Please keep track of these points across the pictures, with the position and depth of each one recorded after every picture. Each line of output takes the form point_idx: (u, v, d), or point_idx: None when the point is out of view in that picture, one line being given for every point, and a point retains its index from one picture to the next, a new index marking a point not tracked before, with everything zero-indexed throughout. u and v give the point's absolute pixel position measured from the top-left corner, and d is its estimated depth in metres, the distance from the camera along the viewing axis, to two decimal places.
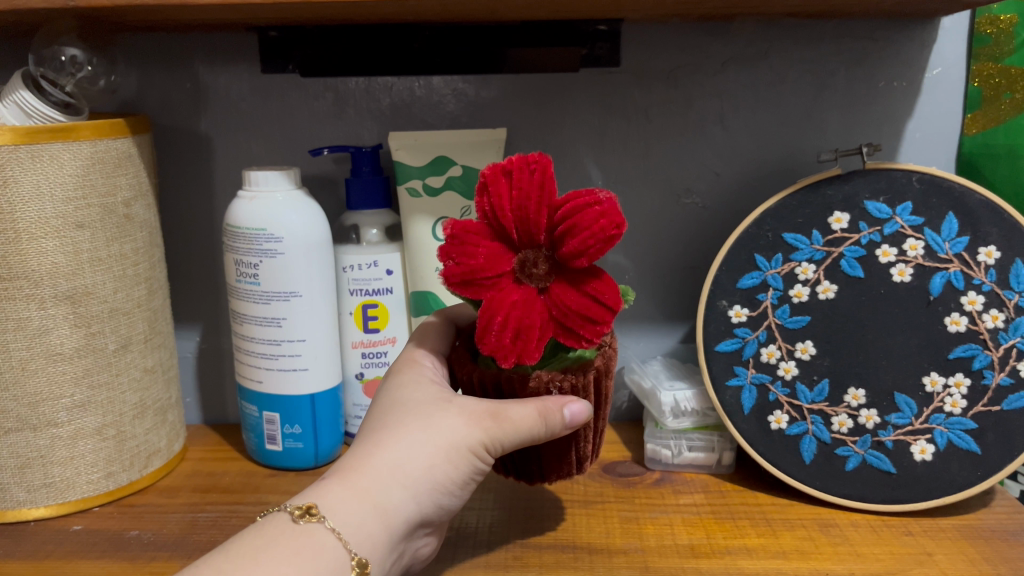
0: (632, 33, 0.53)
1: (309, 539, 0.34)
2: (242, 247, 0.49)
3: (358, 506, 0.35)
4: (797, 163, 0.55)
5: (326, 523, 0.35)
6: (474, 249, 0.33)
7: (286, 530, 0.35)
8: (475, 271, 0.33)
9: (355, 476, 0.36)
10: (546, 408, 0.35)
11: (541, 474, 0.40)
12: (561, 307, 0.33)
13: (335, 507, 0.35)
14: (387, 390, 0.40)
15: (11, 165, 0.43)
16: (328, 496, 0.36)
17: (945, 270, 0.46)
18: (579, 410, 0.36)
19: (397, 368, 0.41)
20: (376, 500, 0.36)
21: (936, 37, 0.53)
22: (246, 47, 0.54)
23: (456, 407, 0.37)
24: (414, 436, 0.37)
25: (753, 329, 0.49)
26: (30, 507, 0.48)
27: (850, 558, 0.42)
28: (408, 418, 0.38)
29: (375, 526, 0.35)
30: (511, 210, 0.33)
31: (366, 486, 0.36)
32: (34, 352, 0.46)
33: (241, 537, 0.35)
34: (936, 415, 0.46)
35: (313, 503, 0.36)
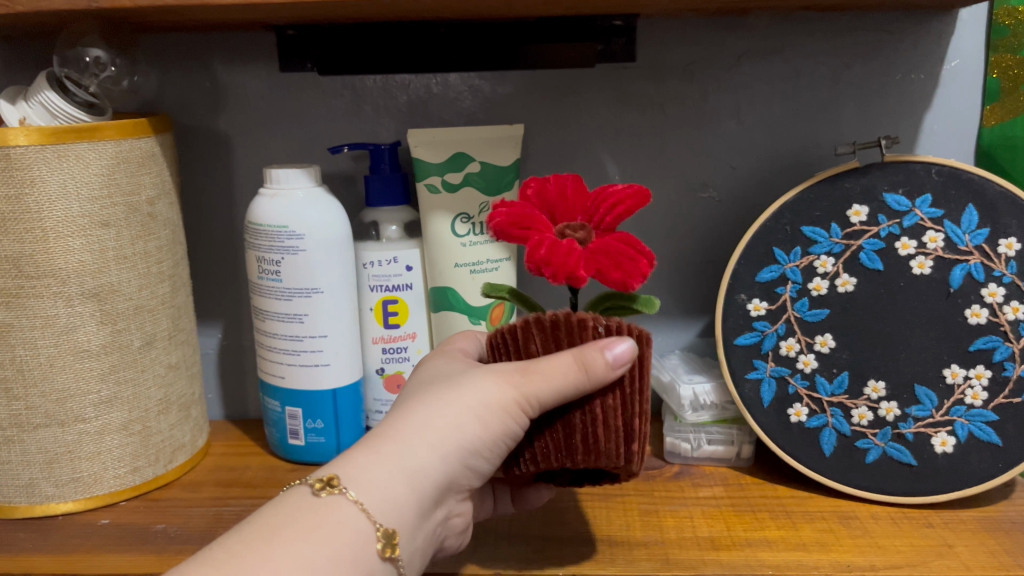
0: (647, 28, 0.53)
1: (332, 512, 0.34)
2: (263, 244, 0.50)
3: (381, 472, 0.35)
4: (814, 156, 0.55)
5: (348, 493, 0.34)
6: (523, 205, 0.34)
7: (307, 504, 0.34)
8: (522, 215, 0.33)
9: (379, 442, 0.36)
10: (584, 353, 0.34)
11: (583, 446, 0.36)
12: (605, 244, 0.32)
13: (357, 474, 0.35)
14: (422, 370, 0.41)
15: (38, 165, 0.44)
16: (350, 464, 0.36)
17: (965, 262, 0.46)
18: (625, 352, 0.34)
19: (435, 355, 0.42)
20: (400, 462, 0.36)
21: (953, 29, 0.52)
22: (263, 46, 0.55)
23: (485, 372, 0.37)
24: (440, 400, 0.37)
25: (772, 322, 0.49)
26: (58, 502, 0.49)
27: (871, 550, 0.43)
28: (439, 385, 0.38)
29: (397, 488, 0.35)
30: (553, 189, 0.35)
31: (390, 450, 0.36)
32: (61, 349, 0.46)
33: (259, 514, 0.34)
34: (957, 407, 0.46)
35: (335, 474, 0.35)
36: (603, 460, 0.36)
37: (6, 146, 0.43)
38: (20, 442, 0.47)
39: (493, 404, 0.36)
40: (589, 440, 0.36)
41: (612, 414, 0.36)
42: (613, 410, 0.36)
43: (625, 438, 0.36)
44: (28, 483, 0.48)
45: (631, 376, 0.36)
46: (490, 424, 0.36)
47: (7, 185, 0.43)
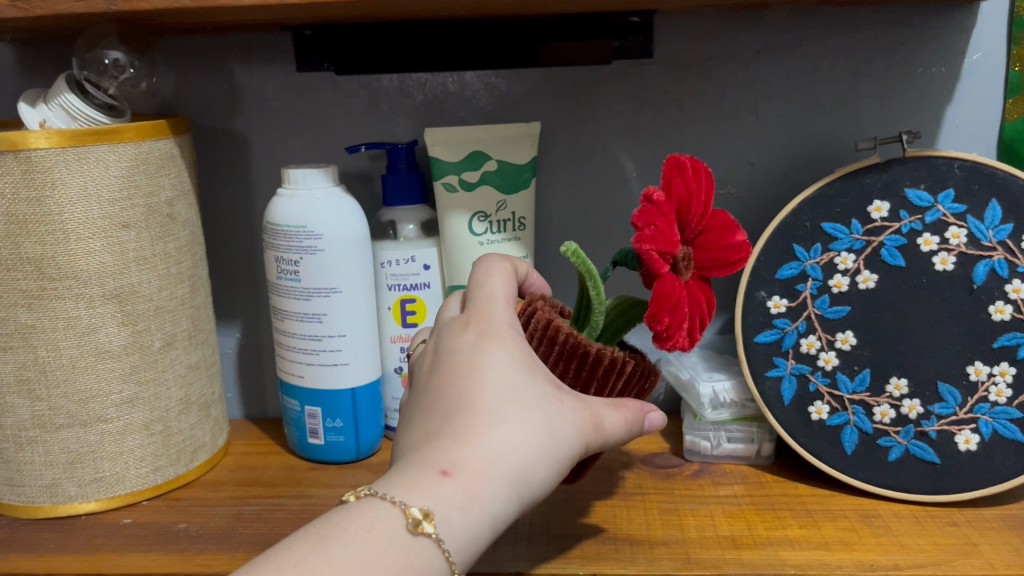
0: (665, 24, 0.53)
1: (423, 559, 0.32)
2: (282, 245, 0.50)
3: (472, 515, 0.33)
4: (834, 151, 0.55)
5: (439, 541, 0.32)
6: (675, 230, 0.33)
7: (395, 543, 0.32)
8: (672, 249, 0.33)
9: (471, 475, 0.33)
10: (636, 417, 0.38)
11: None
12: (700, 306, 0.34)
13: (453, 518, 0.32)
14: (481, 351, 0.36)
15: (59, 168, 0.44)
16: (444, 502, 0.32)
17: (989, 257, 0.46)
18: (659, 418, 0.39)
19: (483, 329, 0.36)
20: (491, 506, 0.33)
21: (975, 21, 0.52)
22: (281, 46, 0.55)
23: (564, 409, 0.35)
24: (534, 436, 0.34)
25: (792, 320, 0.49)
26: (81, 502, 0.49)
27: (895, 549, 0.42)
28: (526, 412, 0.34)
29: (482, 533, 0.33)
30: (696, 207, 0.34)
31: (483, 491, 0.33)
32: (83, 350, 0.47)
33: (341, 538, 0.31)
34: (981, 404, 0.46)
35: (427, 511, 0.32)
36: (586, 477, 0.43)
37: (26, 149, 0.43)
38: (43, 443, 0.48)
39: (575, 449, 0.35)
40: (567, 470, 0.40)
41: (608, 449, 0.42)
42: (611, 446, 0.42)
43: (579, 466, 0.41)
44: (51, 483, 0.48)
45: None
46: (563, 467, 0.35)
47: (28, 189, 0.44)
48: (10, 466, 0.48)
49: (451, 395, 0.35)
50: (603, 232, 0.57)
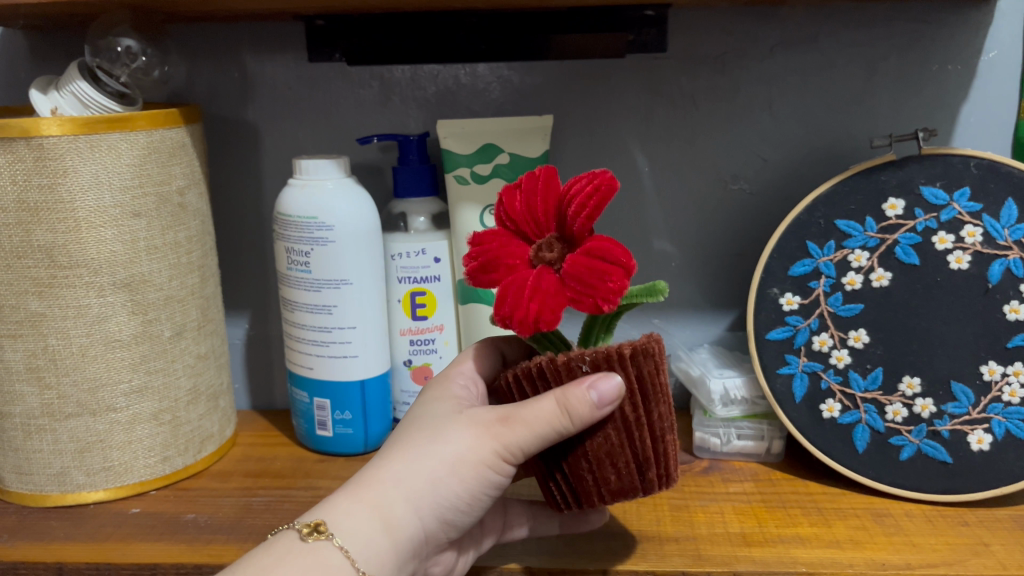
0: (680, 18, 0.53)
1: (316, 557, 0.34)
2: (293, 235, 0.50)
3: (362, 518, 0.35)
4: (847, 148, 0.54)
5: (333, 539, 0.35)
6: (487, 242, 0.33)
7: (295, 549, 0.35)
8: (483, 257, 0.33)
9: (359, 485, 0.36)
10: (566, 396, 0.33)
11: (597, 486, 0.37)
12: (575, 269, 0.31)
13: (340, 521, 0.35)
14: (415, 404, 0.41)
15: (71, 155, 0.44)
16: (336, 510, 0.36)
17: (1004, 256, 0.45)
18: (603, 386, 0.33)
19: (427, 387, 0.41)
20: (381, 512, 0.36)
21: (991, 19, 0.51)
22: (293, 36, 0.54)
23: (465, 421, 0.37)
24: (424, 445, 0.37)
25: (805, 317, 0.49)
26: (88, 491, 0.49)
27: (906, 548, 0.42)
28: (425, 430, 0.37)
29: (377, 538, 0.35)
30: (519, 205, 0.34)
31: (370, 499, 0.36)
32: (93, 339, 0.46)
33: (248, 556, 0.35)
34: (994, 404, 0.45)
35: (322, 520, 0.35)
36: (623, 494, 0.37)
37: (39, 136, 0.43)
38: (51, 431, 0.48)
39: (476, 455, 0.36)
40: (598, 477, 0.36)
41: (614, 452, 0.36)
42: (613, 448, 0.36)
43: (637, 470, 0.36)
44: (59, 472, 0.48)
45: (630, 401, 0.35)
46: (469, 477, 0.36)
47: (39, 176, 0.43)
48: (18, 454, 0.48)
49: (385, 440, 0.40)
50: (614, 227, 0.57)
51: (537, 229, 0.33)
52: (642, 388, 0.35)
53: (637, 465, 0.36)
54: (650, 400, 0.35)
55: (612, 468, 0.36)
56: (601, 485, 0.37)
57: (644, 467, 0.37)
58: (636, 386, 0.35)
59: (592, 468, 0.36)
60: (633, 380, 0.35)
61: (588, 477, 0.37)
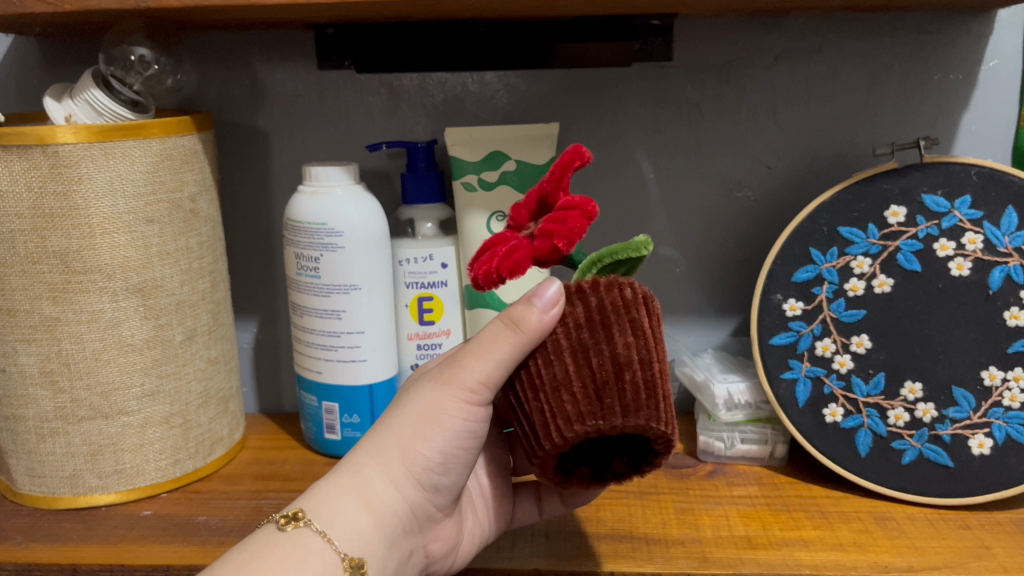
0: (686, 27, 0.53)
1: (297, 544, 0.35)
2: (303, 241, 0.51)
3: (339, 501, 0.36)
4: (850, 156, 0.55)
5: (313, 526, 0.35)
6: None
7: (272, 539, 0.35)
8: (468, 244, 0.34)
9: (335, 470, 0.38)
10: (509, 315, 0.33)
11: (552, 419, 0.33)
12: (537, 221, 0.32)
13: (318, 508, 0.36)
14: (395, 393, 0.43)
15: (85, 162, 0.44)
16: (315, 498, 0.37)
17: (1005, 263, 0.46)
18: (549, 291, 0.32)
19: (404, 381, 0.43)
20: (356, 488, 0.37)
21: (993, 29, 0.52)
22: (303, 44, 0.55)
23: (426, 379, 0.38)
24: (391, 418, 0.38)
25: (808, 322, 0.50)
26: (100, 493, 0.50)
27: (908, 551, 0.43)
28: (394, 404, 0.39)
29: (355, 515, 0.36)
30: None
31: (344, 480, 0.37)
32: (106, 343, 0.47)
33: (228, 551, 0.35)
34: (995, 409, 0.46)
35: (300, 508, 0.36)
36: (578, 429, 0.32)
37: (54, 143, 0.44)
38: (64, 434, 0.48)
39: (435, 408, 0.37)
40: (552, 407, 0.32)
41: (569, 379, 0.32)
42: (568, 375, 0.32)
43: (594, 400, 0.32)
44: (72, 474, 0.49)
45: (587, 327, 0.32)
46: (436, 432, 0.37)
47: (54, 182, 0.44)
48: (31, 456, 0.49)
49: None
50: (619, 233, 0.58)
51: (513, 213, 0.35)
52: (604, 317, 0.32)
53: (593, 395, 0.32)
54: (611, 328, 0.32)
55: (564, 393, 0.32)
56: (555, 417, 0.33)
57: (605, 401, 0.32)
58: (595, 316, 0.32)
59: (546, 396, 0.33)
60: (593, 310, 0.32)
61: (543, 408, 0.33)
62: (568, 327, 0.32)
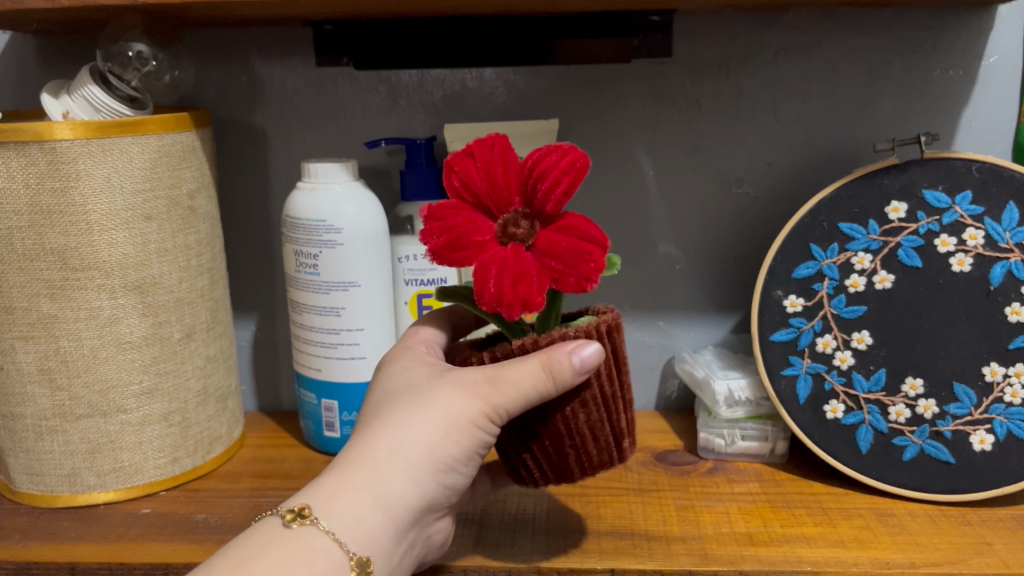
0: (686, 23, 0.53)
1: (302, 543, 0.34)
2: (302, 238, 0.50)
3: (353, 499, 0.35)
4: (850, 153, 0.55)
5: (320, 524, 0.34)
6: (454, 220, 0.32)
7: (277, 536, 0.34)
8: (451, 234, 0.32)
9: (345, 464, 0.36)
10: (548, 360, 0.33)
11: (578, 461, 0.38)
12: (557, 250, 0.31)
13: (328, 505, 0.35)
14: (380, 371, 0.40)
15: (83, 159, 0.44)
16: (323, 493, 0.35)
17: (1006, 259, 0.46)
18: (587, 351, 0.34)
19: (389, 356, 0.41)
20: (370, 488, 0.35)
21: (992, 25, 0.52)
22: (301, 41, 0.55)
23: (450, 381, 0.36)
24: (409, 416, 0.36)
25: (808, 319, 0.50)
26: (99, 491, 0.49)
27: (910, 547, 0.43)
28: (407, 398, 0.37)
29: (368, 515, 0.35)
30: (481, 178, 0.33)
31: (357, 478, 0.35)
32: (104, 340, 0.47)
33: (230, 546, 0.34)
34: (996, 405, 0.46)
35: (306, 503, 0.35)
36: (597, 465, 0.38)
37: (51, 140, 0.43)
38: (62, 432, 0.48)
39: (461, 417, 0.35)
40: (581, 453, 0.37)
41: (598, 428, 0.37)
42: (597, 425, 0.37)
43: (613, 439, 0.38)
44: (70, 473, 0.49)
45: (608, 376, 0.36)
46: (458, 439, 0.36)
47: (52, 179, 0.44)
48: (29, 455, 0.49)
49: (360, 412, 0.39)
50: (619, 231, 0.57)
51: (502, 204, 0.33)
52: (616, 363, 0.37)
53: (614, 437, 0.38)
54: (619, 372, 0.37)
55: (594, 440, 0.37)
56: (582, 459, 0.38)
57: (621, 440, 0.39)
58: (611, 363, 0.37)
59: (576, 443, 0.37)
60: (609, 357, 0.36)
61: (570, 453, 0.37)
62: (596, 379, 0.36)
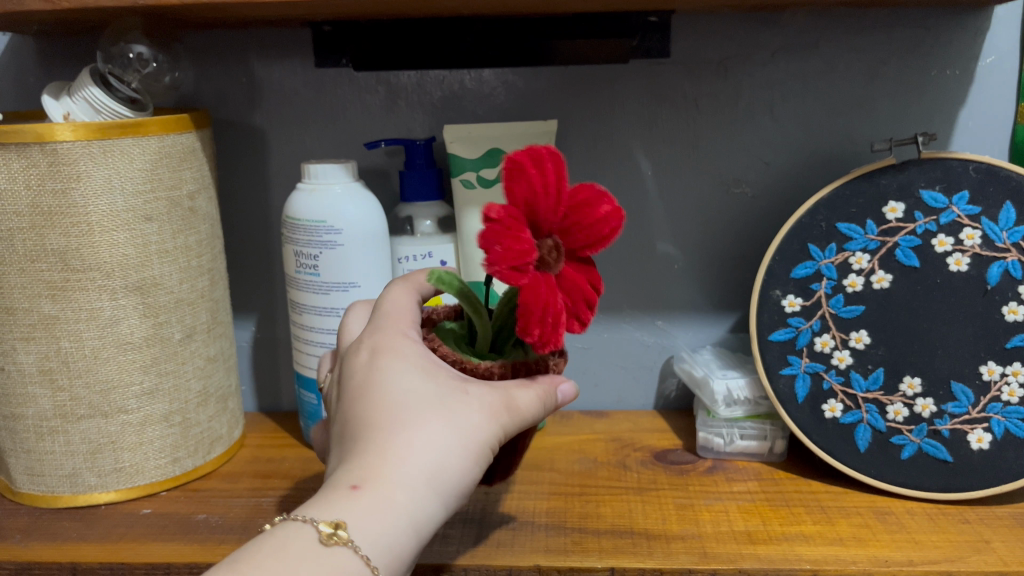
0: (684, 24, 0.53)
1: (337, 567, 0.31)
2: (301, 239, 0.51)
3: (387, 523, 0.32)
4: (848, 152, 0.55)
5: (356, 549, 0.31)
6: (524, 236, 0.30)
7: (308, 555, 0.31)
8: (522, 252, 0.30)
9: (377, 484, 0.32)
10: (546, 392, 0.36)
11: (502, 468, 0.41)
12: (585, 293, 0.32)
13: (364, 531, 0.32)
14: (371, 360, 0.36)
15: (83, 160, 0.44)
16: (354, 514, 0.32)
17: (1003, 258, 0.46)
18: (569, 389, 0.37)
19: (379, 345, 0.36)
20: (408, 511, 0.33)
21: (989, 25, 0.52)
22: (300, 41, 0.55)
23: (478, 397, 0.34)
24: (438, 434, 0.33)
25: (807, 318, 0.50)
26: (99, 492, 0.49)
27: (908, 545, 0.43)
28: (432, 410, 0.33)
29: (403, 539, 0.33)
30: (543, 197, 0.31)
31: (395, 498, 0.32)
32: (105, 341, 0.47)
33: (252, 561, 0.31)
34: (994, 404, 0.46)
35: (339, 522, 0.32)
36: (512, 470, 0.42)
37: (52, 142, 0.43)
38: (63, 433, 0.48)
39: (486, 438, 0.34)
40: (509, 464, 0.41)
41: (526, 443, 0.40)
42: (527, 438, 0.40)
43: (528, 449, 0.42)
44: (71, 473, 0.49)
45: None
46: (479, 458, 0.35)
47: (52, 181, 0.44)
48: (30, 455, 0.49)
49: (360, 411, 0.34)
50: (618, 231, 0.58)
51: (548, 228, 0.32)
52: None
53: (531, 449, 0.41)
54: None
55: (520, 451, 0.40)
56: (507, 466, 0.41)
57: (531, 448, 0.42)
58: None
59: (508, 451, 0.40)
60: None
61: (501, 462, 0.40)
62: None
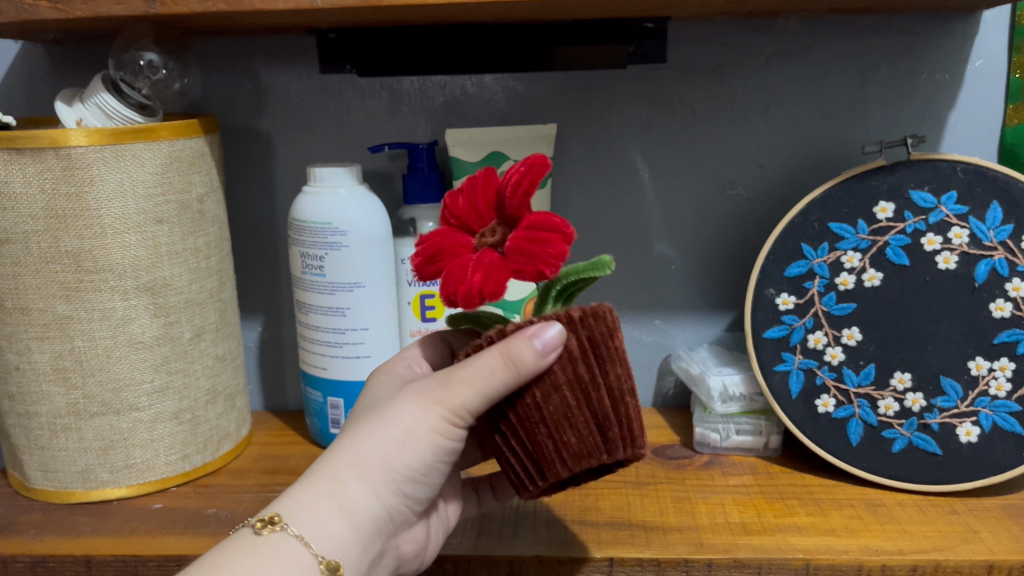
0: (679, 30, 0.55)
1: (266, 546, 0.34)
2: (308, 241, 0.52)
3: (320, 507, 0.35)
4: (840, 155, 0.56)
5: (288, 529, 0.34)
6: (433, 235, 0.33)
7: (248, 540, 0.34)
8: (428, 248, 0.32)
9: (316, 474, 0.36)
10: (508, 349, 0.32)
11: (556, 454, 0.34)
12: (518, 245, 0.31)
13: (294, 512, 0.35)
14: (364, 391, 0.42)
15: (96, 164, 0.46)
16: (290, 502, 0.36)
17: (989, 257, 0.47)
18: (548, 338, 0.32)
19: (376, 376, 0.42)
20: (340, 499, 0.36)
21: (978, 30, 0.54)
22: (305, 48, 0.56)
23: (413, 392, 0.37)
24: (374, 428, 0.36)
25: (800, 316, 0.51)
26: (111, 487, 0.51)
27: (898, 535, 0.44)
28: (374, 411, 0.37)
29: (336, 523, 0.35)
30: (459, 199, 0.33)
31: (325, 487, 0.36)
32: (117, 341, 0.48)
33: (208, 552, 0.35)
34: (982, 398, 0.48)
35: (277, 512, 0.35)
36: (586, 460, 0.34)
37: (66, 146, 0.45)
38: (76, 430, 0.49)
39: (419, 428, 0.36)
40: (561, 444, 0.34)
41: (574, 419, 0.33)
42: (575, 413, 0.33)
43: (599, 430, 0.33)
44: (84, 469, 0.50)
45: (584, 359, 0.33)
46: (421, 447, 0.36)
47: (67, 184, 0.45)
48: (44, 452, 0.50)
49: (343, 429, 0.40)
50: (615, 231, 0.59)
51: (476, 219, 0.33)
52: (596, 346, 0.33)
53: (597, 429, 0.33)
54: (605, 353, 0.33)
55: (570, 430, 0.33)
56: (560, 449, 0.34)
57: (609, 433, 0.34)
58: (588, 348, 0.33)
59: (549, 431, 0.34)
60: (585, 341, 0.33)
61: (546, 443, 0.34)
62: (562, 360, 0.33)
